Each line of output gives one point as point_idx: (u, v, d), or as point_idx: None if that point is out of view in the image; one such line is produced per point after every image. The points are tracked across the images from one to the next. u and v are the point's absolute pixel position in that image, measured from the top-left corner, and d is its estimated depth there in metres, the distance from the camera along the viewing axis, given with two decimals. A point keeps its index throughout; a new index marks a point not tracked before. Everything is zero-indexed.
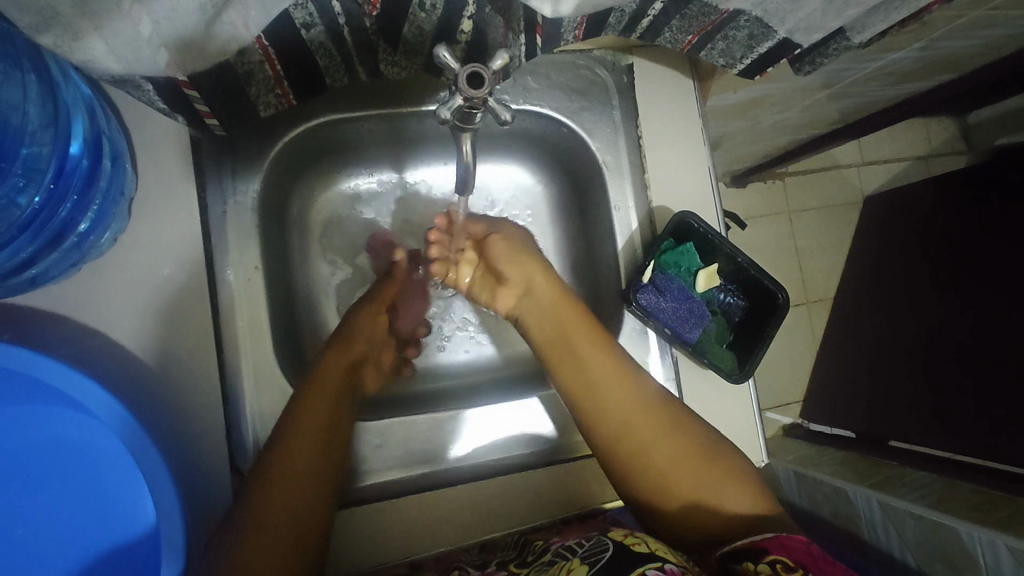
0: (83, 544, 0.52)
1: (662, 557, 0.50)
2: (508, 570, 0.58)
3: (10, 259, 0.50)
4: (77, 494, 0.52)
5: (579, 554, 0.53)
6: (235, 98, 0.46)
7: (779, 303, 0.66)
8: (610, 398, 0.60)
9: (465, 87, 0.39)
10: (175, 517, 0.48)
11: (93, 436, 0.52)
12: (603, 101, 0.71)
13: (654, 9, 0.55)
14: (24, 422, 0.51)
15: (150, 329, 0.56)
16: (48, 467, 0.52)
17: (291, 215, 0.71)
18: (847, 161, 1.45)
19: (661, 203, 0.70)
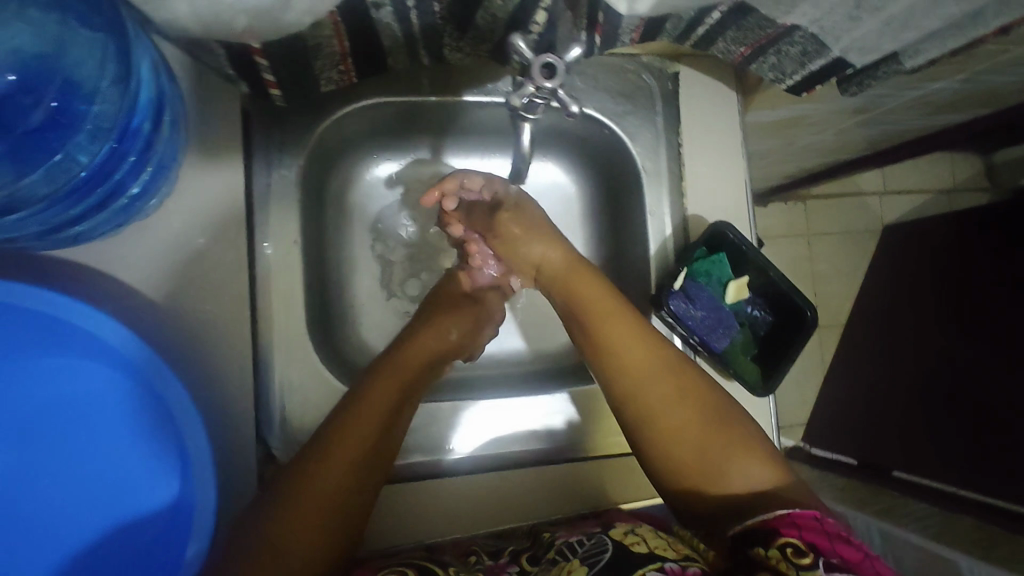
0: (102, 500, 0.52)
1: (660, 556, 0.52)
2: (520, 564, 0.57)
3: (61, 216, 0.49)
4: (110, 448, 0.53)
5: (579, 554, 0.54)
6: (299, 72, 0.46)
7: (807, 319, 0.66)
8: (634, 365, 0.59)
9: (537, 76, 0.41)
10: (208, 477, 0.49)
11: (128, 394, 0.52)
12: (647, 106, 0.71)
13: (711, 19, 0.56)
14: (62, 374, 0.52)
15: (188, 292, 0.56)
16: (83, 419, 0.53)
17: (329, 194, 0.71)
18: (871, 189, 1.45)
19: (696, 211, 0.71)
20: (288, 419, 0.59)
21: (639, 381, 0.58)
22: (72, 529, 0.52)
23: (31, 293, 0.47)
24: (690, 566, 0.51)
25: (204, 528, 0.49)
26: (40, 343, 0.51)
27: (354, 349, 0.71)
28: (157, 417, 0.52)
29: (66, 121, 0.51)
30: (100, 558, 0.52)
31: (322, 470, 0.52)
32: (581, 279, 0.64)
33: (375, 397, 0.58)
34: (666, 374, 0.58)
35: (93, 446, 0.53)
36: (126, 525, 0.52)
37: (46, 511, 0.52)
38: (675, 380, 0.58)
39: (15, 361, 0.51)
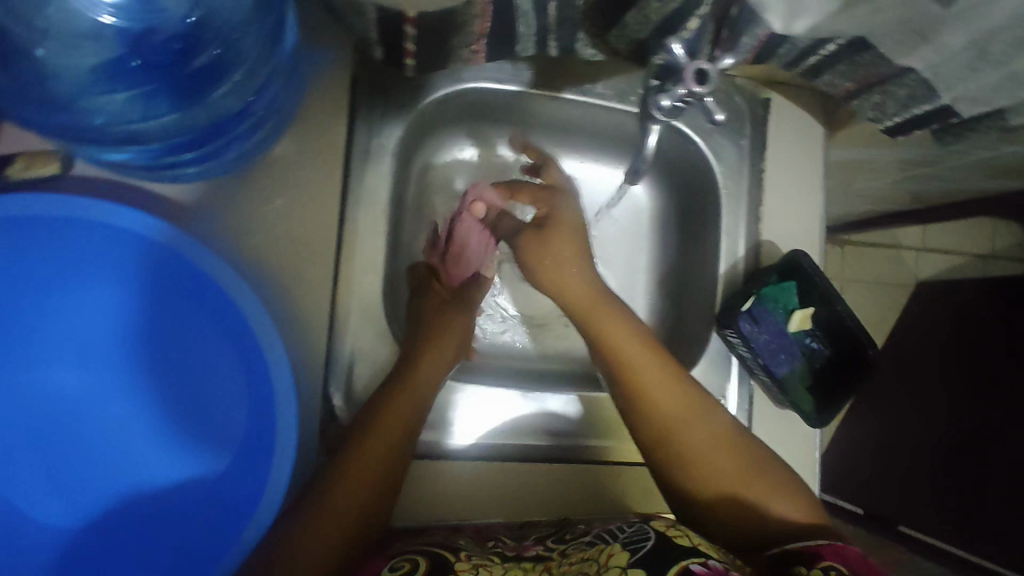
0: (175, 424, 0.58)
1: (705, 552, 0.51)
2: (546, 544, 0.58)
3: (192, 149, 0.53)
4: (212, 372, 0.57)
5: (620, 539, 0.54)
6: (436, 43, 0.48)
7: (869, 360, 0.67)
8: (663, 414, 0.58)
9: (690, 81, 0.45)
10: (292, 407, 0.52)
11: (221, 324, 0.54)
12: (736, 128, 0.72)
13: (826, 50, 0.57)
14: (172, 294, 0.55)
15: (281, 245, 0.58)
16: (189, 342, 0.57)
17: (413, 172, 0.72)
18: (909, 243, 1.45)
19: (770, 238, 0.71)
20: (354, 385, 0.60)
21: (677, 426, 0.58)
22: (184, 441, 0.58)
23: (155, 223, 0.51)
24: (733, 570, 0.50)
25: (287, 455, 0.52)
26: (156, 271, 0.55)
27: None
28: (243, 348, 0.54)
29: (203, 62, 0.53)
30: (200, 470, 0.57)
31: (338, 490, 0.52)
32: (603, 314, 0.62)
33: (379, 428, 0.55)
34: (696, 420, 0.58)
35: (197, 368, 0.57)
36: (221, 443, 0.57)
37: (166, 419, 0.58)
38: (705, 423, 0.58)
39: (134, 284, 0.56)
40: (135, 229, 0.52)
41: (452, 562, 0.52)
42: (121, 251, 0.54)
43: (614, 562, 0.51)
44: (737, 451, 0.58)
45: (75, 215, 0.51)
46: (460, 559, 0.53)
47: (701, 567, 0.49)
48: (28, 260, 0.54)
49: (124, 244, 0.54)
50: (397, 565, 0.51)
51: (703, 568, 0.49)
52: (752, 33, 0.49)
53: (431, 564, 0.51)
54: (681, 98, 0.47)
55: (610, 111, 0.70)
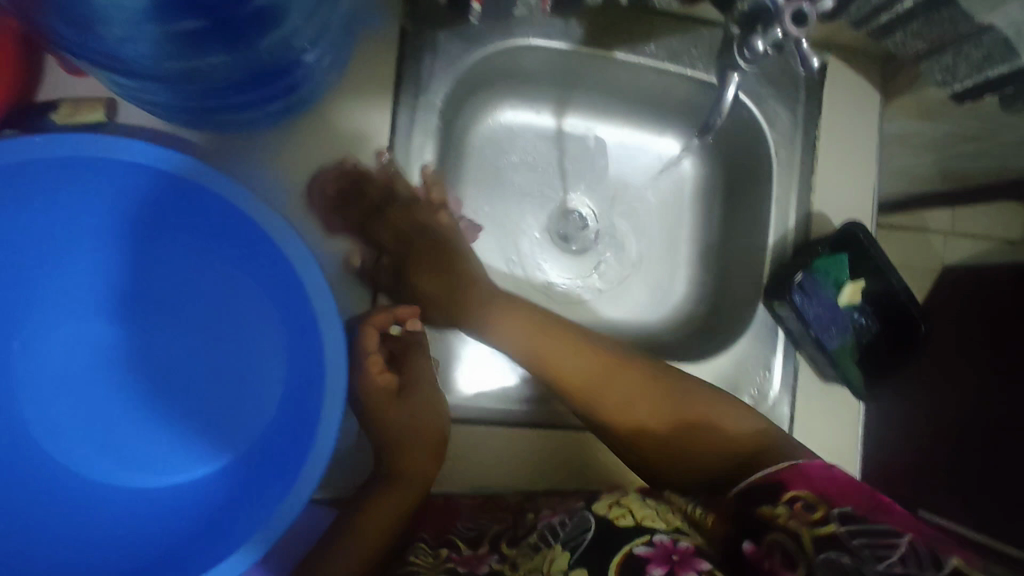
0: (209, 375, 0.59)
1: (649, 528, 0.49)
2: (500, 552, 0.55)
3: (240, 99, 0.52)
4: (266, 358, 0.57)
5: (562, 538, 0.51)
6: None
7: (920, 334, 0.66)
8: (616, 405, 0.57)
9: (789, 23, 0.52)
10: (336, 403, 0.46)
11: (283, 306, 0.54)
12: (791, 93, 0.69)
13: (902, 7, 0.56)
14: (235, 265, 0.56)
15: (322, 202, 0.56)
16: (243, 322, 0.57)
17: (455, 133, 0.70)
18: (937, 228, 1.43)
19: (820, 208, 0.69)
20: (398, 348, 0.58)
21: (588, 388, 0.58)
22: (225, 424, 0.58)
23: (205, 173, 0.47)
24: (683, 539, 0.48)
25: (320, 462, 0.45)
26: (215, 235, 0.53)
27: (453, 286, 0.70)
28: (299, 340, 0.53)
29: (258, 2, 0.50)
30: (234, 455, 0.57)
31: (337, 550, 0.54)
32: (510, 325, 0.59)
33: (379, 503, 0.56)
34: (602, 378, 0.58)
35: (253, 349, 0.58)
36: (262, 432, 0.56)
37: (212, 380, 0.59)
38: (620, 375, 0.58)
39: (196, 249, 0.56)
40: (186, 179, 0.49)
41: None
42: (165, 202, 0.52)
43: (556, 566, 0.48)
44: (672, 414, 0.57)
45: (89, 152, 0.45)
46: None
47: (646, 549, 0.47)
48: (61, 193, 0.50)
49: (177, 199, 0.52)
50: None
51: (649, 550, 0.47)
52: None
53: None
54: (775, 39, 0.55)
55: (662, 73, 0.67)
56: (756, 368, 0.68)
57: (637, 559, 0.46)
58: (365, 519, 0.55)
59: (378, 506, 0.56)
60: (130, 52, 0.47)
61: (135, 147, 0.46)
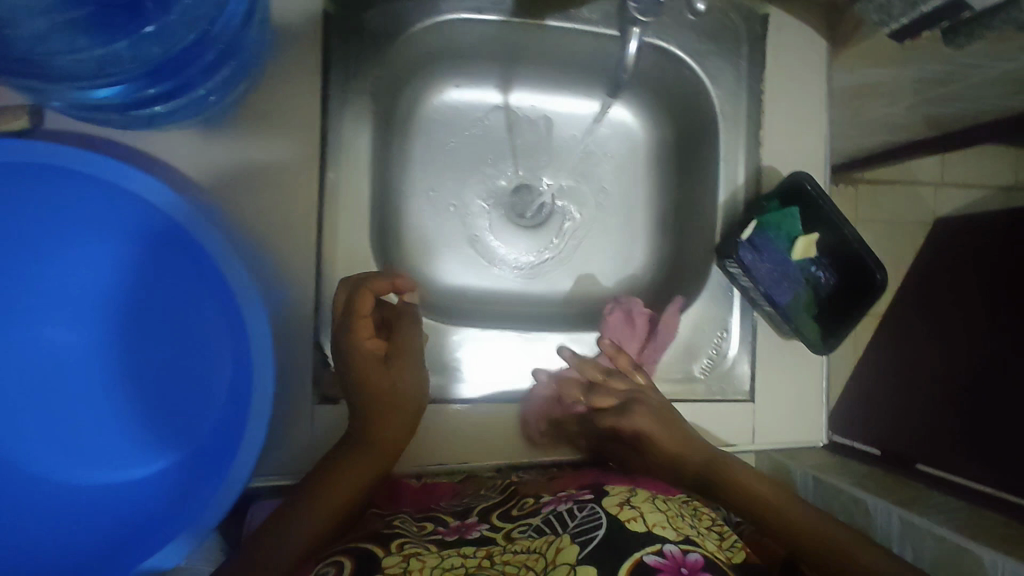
0: (152, 382, 0.57)
1: (660, 537, 0.49)
2: (490, 522, 0.55)
3: (146, 92, 0.51)
4: (178, 364, 0.57)
5: (570, 529, 0.50)
6: None
7: (877, 284, 0.63)
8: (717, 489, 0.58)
9: None
10: (266, 392, 0.48)
11: (198, 308, 0.55)
12: (733, 48, 0.68)
13: None
14: (141, 270, 0.56)
15: (256, 193, 0.56)
16: (155, 329, 0.57)
17: (399, 114, 0.70)
18: (926, 178, 1.40)
19: (770, 163, 0.68)
20: None
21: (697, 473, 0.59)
22: (143, 434, 0.57)
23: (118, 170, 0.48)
24: (692, 552, 0.48)
25: (253, 452, 0.48)
26: (147, 233, 0.53)
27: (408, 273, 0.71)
28: (222, 339, 0.55)
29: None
30: (153, 464, 0.57)
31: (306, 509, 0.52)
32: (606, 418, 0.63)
33: (353, 466, 0.54)
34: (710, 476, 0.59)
35: (166, 356, 0.57)
36: (182, 437, 0.57)
37: (157, 386, 0.57)
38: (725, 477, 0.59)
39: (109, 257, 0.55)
40: (93, 180, 0.49)
41: (379, 558, 0.49)
42: (92, 200, 0.52)
43: (564, 558, 0.48)
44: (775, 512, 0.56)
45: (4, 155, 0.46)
46: (389, 552, 0.50)
47: (656, 558, 0.47)
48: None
49: (79, 199, 0.52)
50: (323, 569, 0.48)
51: (660, 559, 0.47)
52: None
53: (356, 564, 0.48)
54: None
55: (598, 38, 0.66)
56: (712, 329, 0.68)
57: (647, 566, 0.46)
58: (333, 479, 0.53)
59: (348, 470, 0.54)
60: (54, 56, 0.50)
61: (31, 148, 0.46)
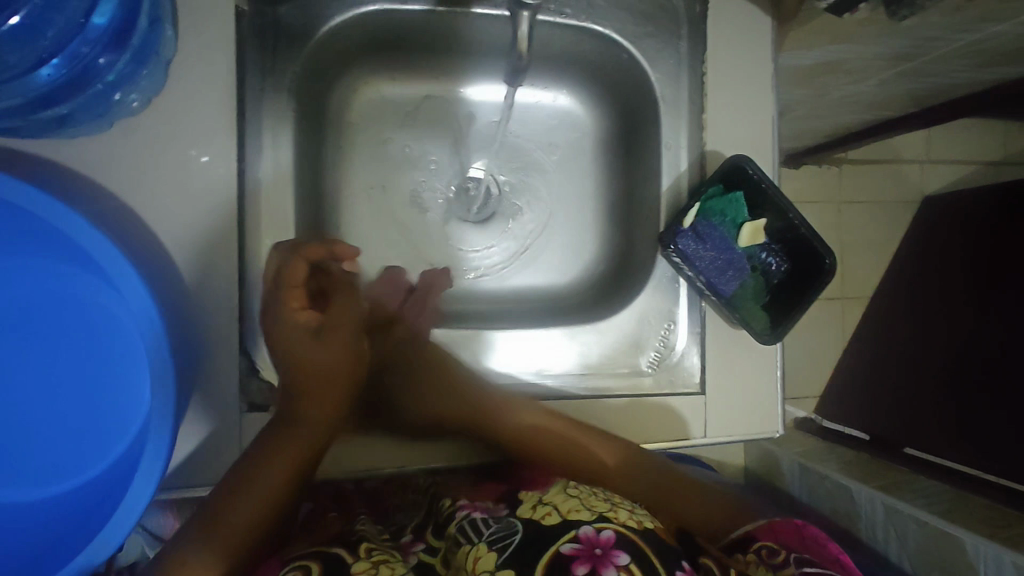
0: (58, 406, 0.54)
1: (573, 522, 0.51)
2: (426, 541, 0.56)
3: (36, 91, 0.48)
4: (76, 375, 0.54)
5: (485, 537, 0.51)
6: None
7: (824, 269, 0.61)
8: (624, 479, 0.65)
9: None
10: (168, 395, 0.47)
11: (99, 320, 0.53)
12: (672, 29, 0.66)
13: None
14: (30, 275, 0.52)
15: (173, 198, 0.55)
16: (47, 339, 0.53)
17: (331, 111, 0.68)
18: (911, 155, 1.35)
19: (714, 147, 0.66)
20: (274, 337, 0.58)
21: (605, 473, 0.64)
22: (34, 453, 0.53)
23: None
24: (605, 529, 0.50)
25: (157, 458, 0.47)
26: (45, 245, 0.51)
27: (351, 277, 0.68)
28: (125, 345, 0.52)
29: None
30: (44, 485, 0.53)
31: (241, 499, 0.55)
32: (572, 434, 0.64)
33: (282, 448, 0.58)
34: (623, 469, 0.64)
35: (62, 374, 0.54)
36: (81, 452, 0.53)
37: (61, 410, 0.54)
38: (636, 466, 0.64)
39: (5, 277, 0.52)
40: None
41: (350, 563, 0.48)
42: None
43: (483, 566, 0.48)
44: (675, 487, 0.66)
45: None
46: (358, 557, 0.49)
47: (572, 546, 0.48)
48: None
49: None
50: (289, 574, 0.47)
51: (575, 546, 0.48)
52: None
53: (322, 566, 0.48)
54: None
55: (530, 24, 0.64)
56: (659, 320, 0.66)
57: (563, 557, 0.48)
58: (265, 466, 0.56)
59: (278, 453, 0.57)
60: None
61: None
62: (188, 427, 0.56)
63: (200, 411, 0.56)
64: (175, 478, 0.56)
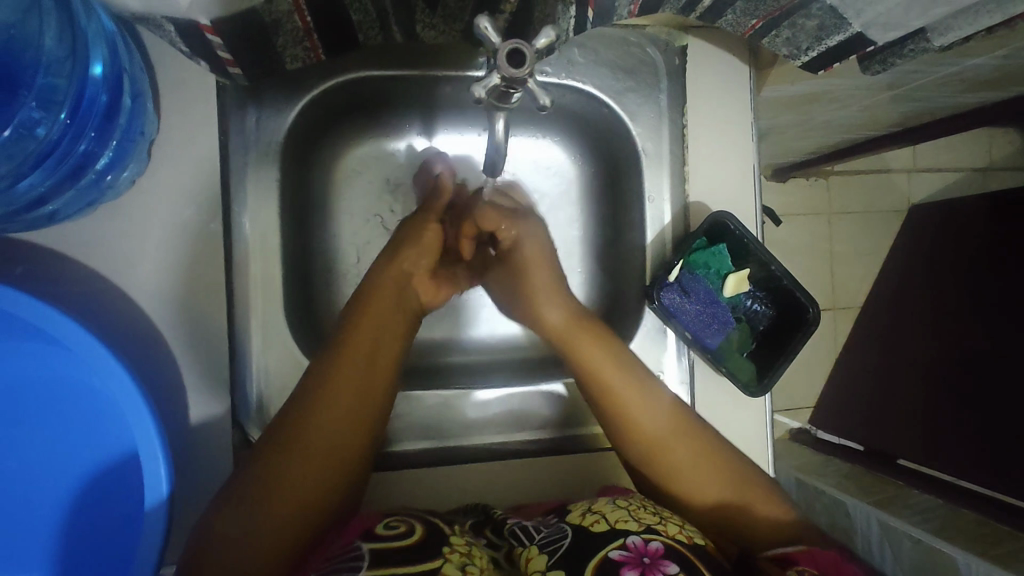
0: (41, 491, 0.53)
1: (623, 530, 0.49)
2: (487, 537, 0.55)
3: (25, 194, 0.49)
4: (64, 457, 0.53)
5: (536, 541, 0.51)
6: (254, 28, 0.48)
7: (809, 318, 0.63)
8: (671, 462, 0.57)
9: (504, 64, 0.40)
10: (161, 476, 0.47)
11: (83, 405, 0.52)
12: (650, 83, 0.66)
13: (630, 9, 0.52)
14: (10, 361, 0.52)
15: (161, 278, 0.55)
16: (32, 427, 0.53)
17: (316, 169, 0.68)
18: (899, 166, 1.36)
19: (698, 199, 0.66)
20: (265, 407, 0.58)
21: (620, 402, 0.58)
22: (23, 539, 0.53)
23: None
24: (654, 539, 0.48)
25: (154, 550, 0.47)
26: (32, 335, 0.51)
27: None
28: (113, 423, 0.52)
29: (20, 93, 0.49)
30: (36, 566, 0.53)
31: (291, 465, 0.49)
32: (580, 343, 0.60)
33: (339, 395, 0.52)
34: (672, 434, 0.57)
35: (47, 459, 0.53)
36: (73, 532, 0.53)
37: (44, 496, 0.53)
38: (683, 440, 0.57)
39: None
40: None
41: (447, 533, 0.50)
42: None
43: (534, 568, 0.49)
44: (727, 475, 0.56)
45: None
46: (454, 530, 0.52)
47: (621, 552, 0.47)
48: None
49: None
50: (392, 524, 0.51)
51: (624, 554, 0.47)
52: (622, 8, 0.52)
53: (427, 532, 0.50)
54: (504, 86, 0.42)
55: None
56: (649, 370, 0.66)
57: (612, 562, 0.46)
58: (319, 414, 0.51)
59: (336, 397, 0.52)
60: None
61: None
62: (184, 499, 0.56)
63: (194, 484, 0.56)
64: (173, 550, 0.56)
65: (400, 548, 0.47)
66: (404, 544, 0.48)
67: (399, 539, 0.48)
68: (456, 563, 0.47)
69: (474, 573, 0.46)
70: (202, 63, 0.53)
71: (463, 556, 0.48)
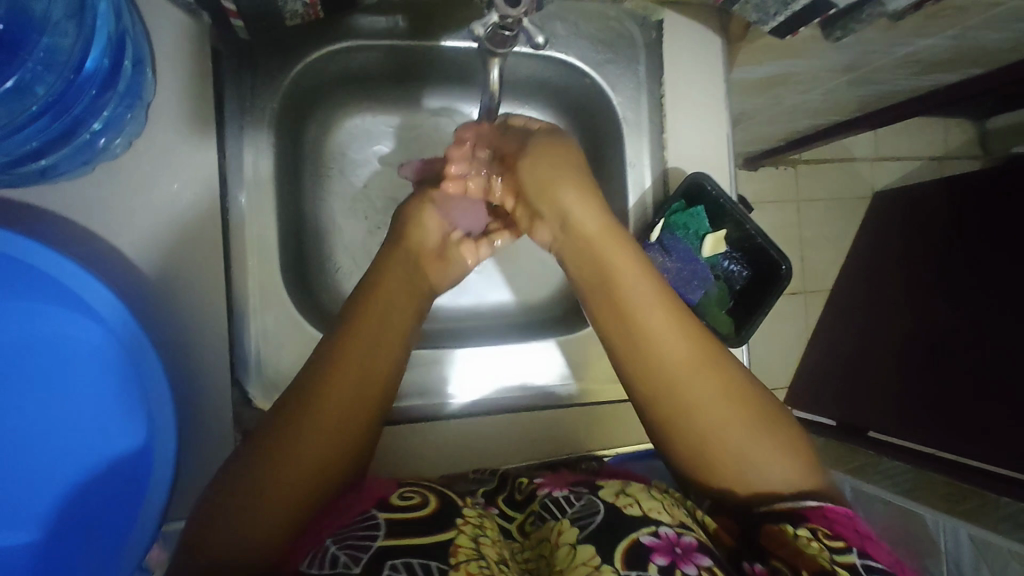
0: (35, 450, 0.53)
1: (654, 519, 0.49)
2: (500, 508, 0.57)
3: (21, 148, 0.50)
4: (59, 414, 0.53)
5: (569, 515, 0.51)
6: None
7: (782, 274, 0.67)
8: (683, 373, 0.52)
9: (502, 6, 0.43)
10: (167, 419, 0.49)
11: (80, 361, 0.53)
12: (630, 55, 0.69)
13: None
14: (7, 318, 0.52)
15: (156, 238, 0.56)
16: (27, 386, 0.53)
17: (307, 140, 0.69)
18: (861, 154, 1.42)
19: (676, 164, 0.70)
20: (264, 366, 0.60)
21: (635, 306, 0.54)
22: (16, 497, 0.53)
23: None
24: (687, 533, 0.48)
25: (161, 490, 0.49)
26: (31, 289, 0.51)
27: (334, 301, 0.70)
28: (114, 380, 0.53)
29: (23, 51, 0.50)
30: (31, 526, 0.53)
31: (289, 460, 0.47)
32: (608, 243, 0.57)
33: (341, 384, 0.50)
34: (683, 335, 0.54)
35: (43, 417, 0.53)
36: (68, 489, 0.53)
37: (39, 454, 0.53)
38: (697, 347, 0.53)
39: None
40: None
41: (460, 505, 0.50)
42: None
43: (565, 542, 0.49)
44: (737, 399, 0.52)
45: None
46: (466, 503, 0.51)
47: (651, 538, 0.48)
48: None
49: None
50: (407, 495, 0.50)
51: (654, 539, 0.47)
52: None
53: (434, 505, 0.49)
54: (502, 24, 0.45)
55: (469, 49, 0.66)
56: None
57: (643, 547, 0.47)
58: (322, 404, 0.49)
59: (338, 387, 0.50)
60: None
61: None
62: (184, 458, 0.57)
63: (195, 441, 0.57)
64: (176, 509, 0.57)
65: (412, 524, 0.47)
66: (414, 521, 0.47)
67: (409, 511, 0.48)
68: (470, 533, 0.46)
69: (487, 543, 0.46)
70: (204, 16, 0.57)
71: (476, 526, 0.48)
